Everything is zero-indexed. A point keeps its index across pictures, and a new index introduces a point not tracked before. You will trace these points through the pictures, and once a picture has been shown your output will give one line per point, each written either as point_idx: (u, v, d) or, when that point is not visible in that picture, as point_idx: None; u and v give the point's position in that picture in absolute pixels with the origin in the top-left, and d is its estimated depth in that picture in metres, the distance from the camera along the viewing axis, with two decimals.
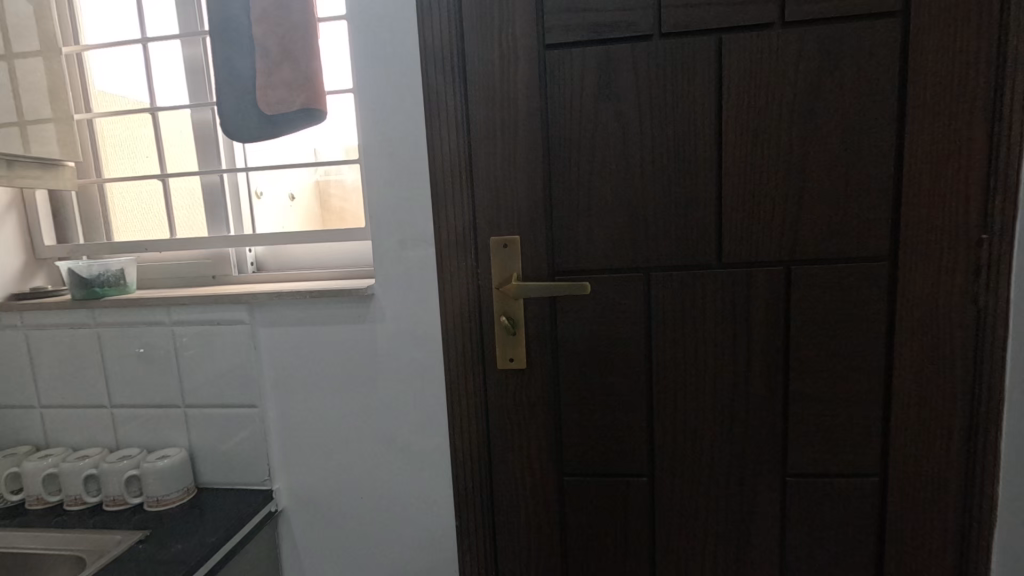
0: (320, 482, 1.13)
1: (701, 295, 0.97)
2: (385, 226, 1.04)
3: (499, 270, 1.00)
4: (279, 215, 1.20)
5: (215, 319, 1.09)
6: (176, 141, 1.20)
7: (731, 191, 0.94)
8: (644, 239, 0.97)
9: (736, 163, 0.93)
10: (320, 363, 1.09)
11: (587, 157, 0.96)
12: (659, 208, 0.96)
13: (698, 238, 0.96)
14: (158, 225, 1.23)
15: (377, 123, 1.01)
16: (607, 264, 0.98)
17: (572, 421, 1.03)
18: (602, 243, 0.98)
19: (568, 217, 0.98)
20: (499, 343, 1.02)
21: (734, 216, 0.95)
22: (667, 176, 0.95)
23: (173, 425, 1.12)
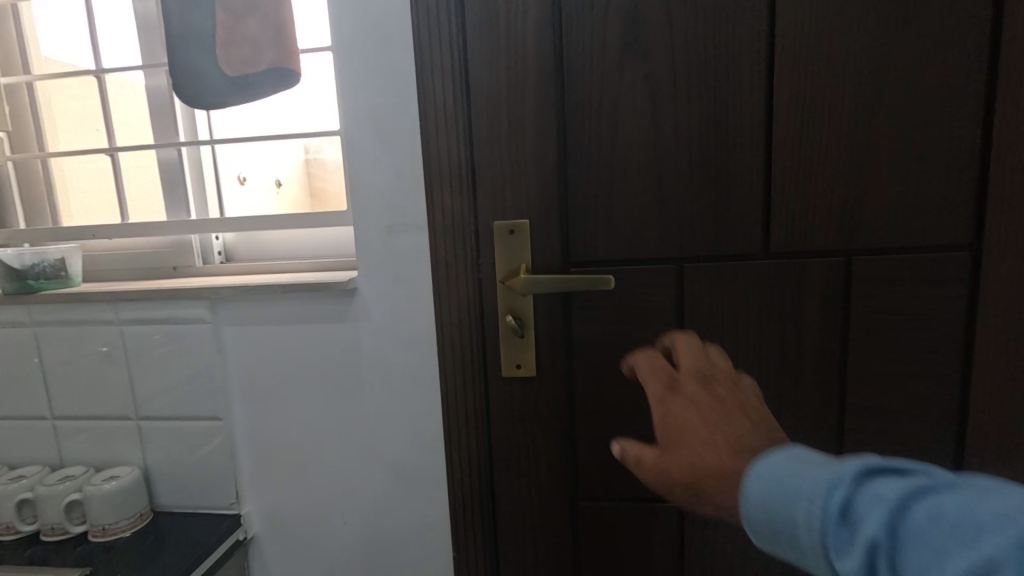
0: (297, 506, 0.98)
1: (743, 292, 0.82)
2: (370, 209, 0.88)
3: (503, 261, 0.84)
4: (263, 202, 1.06)
5: (171, 317, 0.93)
6: (128, 109, 1.03)
7: (781, 168, 0.79)
8: (678, 226, 0.81)
9: (788, 133, 0.78)
10: (295, 369, 0.94)
11: (610, 126, 0.80)
12: (696, 188, 0.80)
13: (743, 224, 0.81)
14: (108, 207, 1.07)
15: (361, 89, 0.86)
16: (633, 254, 0.83)
17: (590, 439, 0.88)
18: (626, 229, 0.82)
19: (586, 199, 0.82)
20: (504, 346, 0.86)
21: (783, 197, 0.80)
22: (705, 150, 0.79)
23: (124, 440, 0.97)
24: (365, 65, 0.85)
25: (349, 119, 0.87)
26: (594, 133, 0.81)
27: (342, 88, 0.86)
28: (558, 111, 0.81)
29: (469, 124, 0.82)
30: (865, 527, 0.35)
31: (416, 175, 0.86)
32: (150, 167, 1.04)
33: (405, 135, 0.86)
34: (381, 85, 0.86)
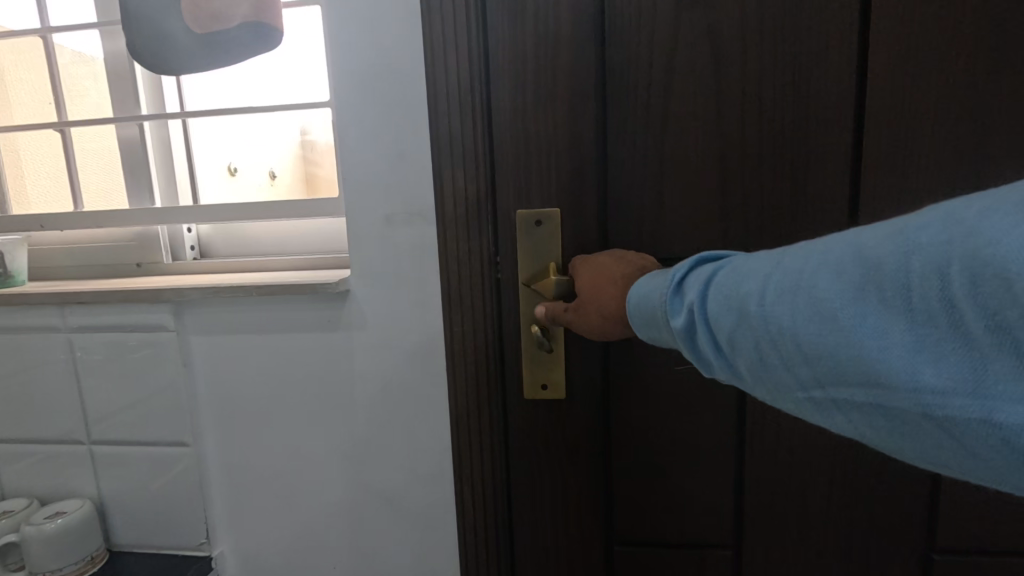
0: (278, 547, 0.83)
1: None
2: (364, 195, 0.73)
3: (528, 260, 0.69)
4: (248, 195, 0.88)
5: (129, 324, 0.79)
6: (82, 77, 0.87)
7: (876, 146, 0.63)
8: (744, 216, 0.66)
9: (886, 102, 0.63)
10: (275, 387, 0.78)
11: (662, 92, 0.65)
12: (766, 170, 0.65)
13: (824, 214, 0.66)
14: (56, 190, 0.90)
15: (355, 48, 0.71)
16: (687, 251, 0.68)
17: (629, 474, 0.73)
18: (679, 220, 0.67)
19: (630, 184, 0.67)
20: (527, 363, 0.71)
21: (878, 182, 0.64)
22: (781, 122, 0.64)
23: (74, 469, 0.82)
24: (359, 20, 0.70)
25: (342, 85, 0.72)
26: (642, 101, 0.65)
27: (333, 47, 0.71)
28: (599, 72, 0.65)
29: (487, 88, 0.67)
30: (715, 318, 0.37)
31: (421, 153, 0.71)
32: (109, 146, 0.88)
33: (409, 105, 0.71)
34: (379, 43, 0.70)
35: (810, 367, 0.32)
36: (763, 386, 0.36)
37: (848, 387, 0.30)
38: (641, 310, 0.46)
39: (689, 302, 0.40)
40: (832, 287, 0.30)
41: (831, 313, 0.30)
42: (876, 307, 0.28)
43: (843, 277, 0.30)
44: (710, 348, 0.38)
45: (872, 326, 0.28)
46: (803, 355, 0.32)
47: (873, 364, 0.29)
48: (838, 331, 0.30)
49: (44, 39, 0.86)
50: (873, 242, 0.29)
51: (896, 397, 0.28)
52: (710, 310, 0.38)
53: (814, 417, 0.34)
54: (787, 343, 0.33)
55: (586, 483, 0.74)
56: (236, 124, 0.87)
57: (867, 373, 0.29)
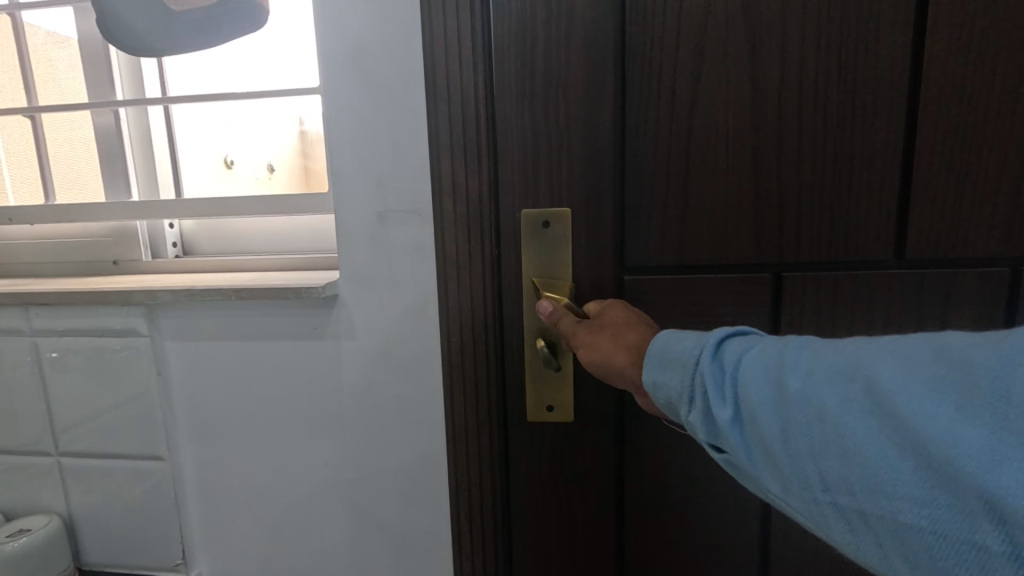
0: (260, 568, 0.77)
1: (865, 311, 0.60)
2: (355, 191, 0.66)
3: (535, 266, 0.63)
4: (241, 187, 0.83)
5: (99, 327, 0.72)
6: (54, 58, 0.81)
7: (929, 144, 0.57)
8: (779, 221, 0.60)
9: (942, 96, 0.56)
10: (256, 398, 0.72)
11: (689, 80, 0.58)
12: (805, 169, 0.58)
13: (867, 219, 0.59)
14: (26, 182, 0.84)
15: (346, 28, 0.64)
16: (713, 259, 0.61)
17: (643, 503, 0.67)
18: (705, 223, 0.60)
19: (652, 182, 0.60)
20: (531, 382, 0.64)
21: (929, 184, 0.58)
22: (822, 115, 0.57)
23: (41, 483, 0.76)
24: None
25: (331, 68, 0.65)
26: (666, 89, 0.58)
27: (321, 25, 0.64)
28: (618, 56, 0.58)
29: (492, 73, 0.60)
30: (750, 389, 0.34)
31: (418, 145, 0.64)
32: (83, 133, 0.81)
33: (404, 91, 0.64)
34: (372, 22, 0.63)
35: (848, 454, 0.29)
36: (780, 474, 0.32)
37: (889, 488, 0.27)
38: (650, 357, 0.42)
39: (712, 362, 0.37)
40: (898, 376, 0.28)
41: (896, 404, 0.27)
42: (954, 408, 0.26)
43: (921, 373, 0.28)
44: (724, 418, 0.35)
45: (945, 423, 0.26)
46: (843, 445, 0.29)
47: (941, 471, 0.26)
48: (903, 425, 0.27)
49: (11, 15, 0.79)
50: (957, 347, 0.28)
51: (957, 516, 0.25)
52: (737, 374, 0.35)
53: (830, 521, 0.30)
54: (832, 430, 0.29)
55: (595, 512, 0.67)
56: (225, 113, 0.80)
57: (918, 474, 0.26)
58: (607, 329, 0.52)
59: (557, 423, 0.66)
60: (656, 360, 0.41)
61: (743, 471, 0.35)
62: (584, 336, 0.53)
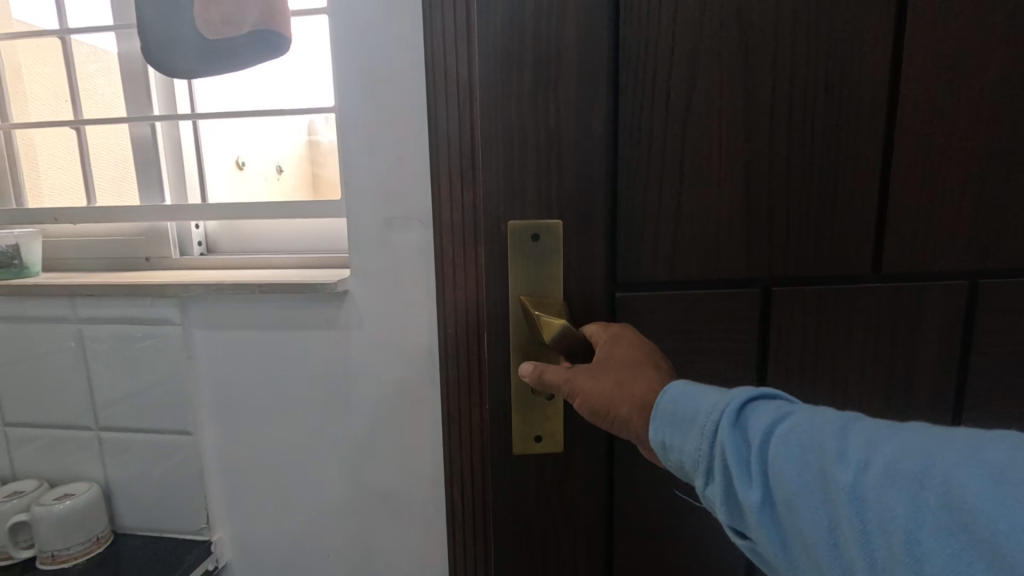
0: (274, 533, 0.87)
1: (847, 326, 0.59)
2: (365, 199, 0.76)
3: (522, 279, 0.55)
4: (259, 188, 0.94)
5: (136, 317, 0.82)
6: (98, 77, 0.90)
7: (908, 163, 0.56)
8: (766, 234, 0.57)
9: (922, 116, 0.55)
10: (274, 380, 0.82)
11: (682, 81, 0.54)
12: (793, 181, 0.56)
13: (852, 236, 0.58)
14: (71, 188, 0.95)
15: (358, 58, 0.73)
16: (701, 270, 0.58)
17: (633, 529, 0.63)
18: (692, 231, 0.57)
19: (639, 189, 0.56)
20: (520, 416, 0.57)
21: (907, 202, 0.57)
22: (807, 126, 0.55)
23: (83, 454, 0.86)
24: (363, 30, 0.73)
25: (347, 92, 0.74)
26: (659, 90, 0.54)
27: (338, 54, 0.74)
28: (613, 52, 0.53)
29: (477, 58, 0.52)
30: (787, 476, 0.33)
31: (422, 161, 0.74)
32: (122, 144, 0.91)
33: (412, 113, 0.73)
34: (383, 53, 0.73)
35: (907, 566, 0.28)
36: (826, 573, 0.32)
37: None
38: (661, 417, 0.41)
39: (734, 433, 0.36)
40: (978, 490, 0.27)
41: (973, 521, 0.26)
42: None
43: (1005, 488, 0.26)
44: (752, 500, 0.34)
45: None
46: (911, 559, 0.28)
47: None
48: (982, 545, 0.26)
49: (62, 39, 0.89)
50: None
51: None
52: (767, 456, 0.35)
53: None
54: (897, 542, 0.28)
55: (586, 553, 0.60)
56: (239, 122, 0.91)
57: None
58: (622, 380, 0.47)
59: (545, 454, 0.58)
60: (671, 423, 0.40)
61: (773, 558, 0.35)
62: (598, 388, 0.48)
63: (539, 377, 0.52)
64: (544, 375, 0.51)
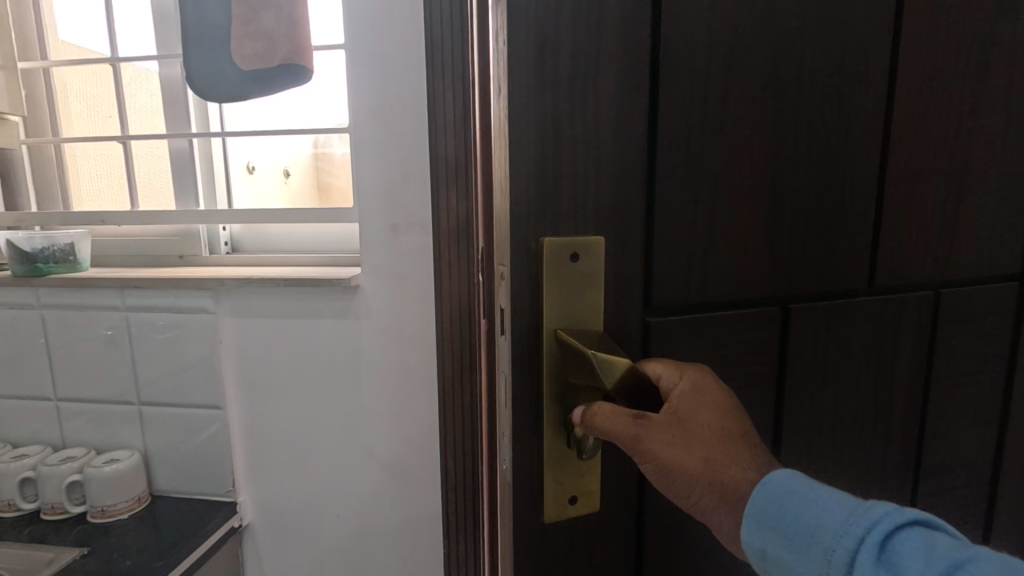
0: (291, 497, 0.99)
1: (848, 343, 0.56)
2: (374, 208, 0.89)
3: (559, 304, 0.45)
4: (269, 192, 1.07)
5: (177, 306, 0.95)
6: (143, 100, 1.05)
7: (901, 174, 0.54)
8: (788, 247, 0.51)
9: (918, 127, 0.54)
10: (294, 362, 0.95)
11: (718, 75, 0.45)
12: (815, 191, 0.51)
13: (854, 249, 0.54)
14: (117, 195, 1.09)
15: (371, 90, 0.87)
16: (720, 290, 0.50)
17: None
18: (714, 246, 0.48)
19: (663, 195, 0.45)
20: (552, 476, 0.46)
21: (898, 214, 0.55)
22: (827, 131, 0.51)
23: (127, 425, 0.99)
24: (376, 65, 0.86)
25: (361, 117, 0.87)
26: (698, 83, 0.45)
27: (352, 83, 0.87)
28: (650, 33, 0.43)
29: (504, 32, 0.41)
30: None
31: (424, 176, 0.87)
32: (162, 157, 1.05)
33: (416, 134, 0.87)
34: (390, 84, 0.86)
35: None
36: None
37: None
38: (773, 526, 0.38)
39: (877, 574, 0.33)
40: None
41: None
42: None
43: None
44: None
45: None
46: None
47: None
48: None
49: (113, 66, 1.03)
50: None
51: None
52: None
53: None
54: None
55: None
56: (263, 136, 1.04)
57: None
58: (713, 458, 0.40)
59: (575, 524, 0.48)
60: (785, 537, 0.37)
61: None
62: (684, 466, 0.40)
63: (601, 431, 0.42)
64: (608, 430, 0.42)
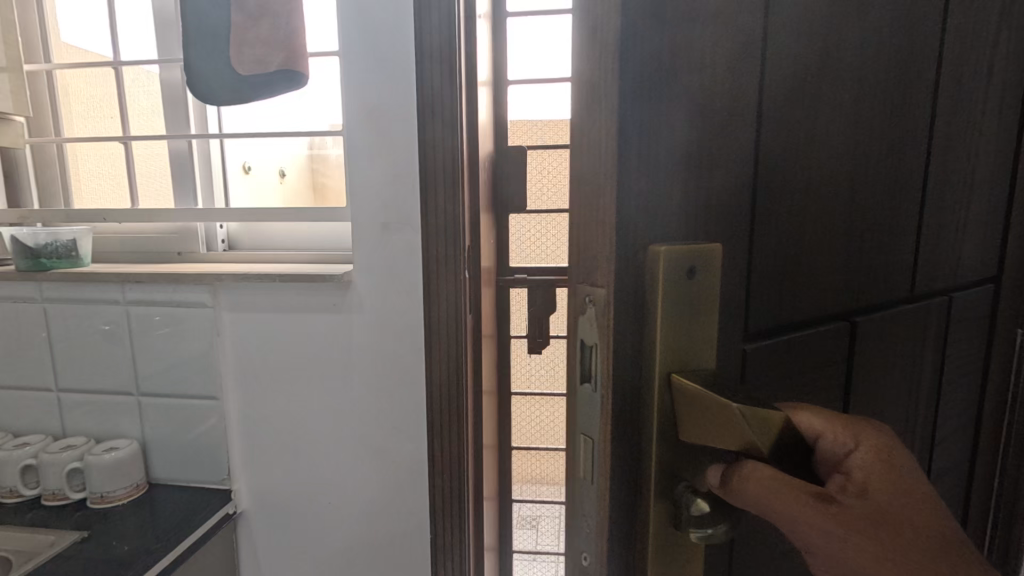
0: (284, 484, 1.03)
1: (892, 352, 0.58)
2: (367, 207, 0.93)
3: (670, 330, 0.37)
4: (267, 193, 1.13)
5: (176, 300, 0.99)
6: (145, 102, 1.09)
7: (936, 193, 0.58)
8: (851, 263, 0.53)
9: (946, 147, 0.58)
10: (289, 354, 0.99)
11: (810, 94, 0.46)
12: (875, 209, 0.53)
13: (899, 263, 0.57)
14: (118, 193, 1.13)
15: (363, 95, 0.91)
16: (795, 308, 0.50)
17: None
18: (791, 265, 0.49)
19: (761, 218, 0.45)
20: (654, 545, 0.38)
21: (932, 229, 0.59)
22: (880, 145, 0.53)
23: (127, 414, 1.03)
24: (369, 70, 0.90)
25: (353, 120, 0.91)
26: (790, 101, 0.45)
27: (347, 88, 0.91)
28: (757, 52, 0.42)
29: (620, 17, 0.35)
30: None
31: (415, 175, 0.91)
32: (161, 156, 1.09)
33: (407, 135, 0.90)
34: (383, 89, 0.90)
35: None
36: None
37: None
38: None
39: None
40: None
41: None
42: None
43: None
44: None
45: None
46: None
47: None
48: None
49: (115, 69, 1.07)
50: None
51: None
52: None
53: None
54: None
55: None
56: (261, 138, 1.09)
57: None
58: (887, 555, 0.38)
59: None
60: None
61: None
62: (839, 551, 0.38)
63: (744, 497, 0.37)
64: (806, 519, 0.36)
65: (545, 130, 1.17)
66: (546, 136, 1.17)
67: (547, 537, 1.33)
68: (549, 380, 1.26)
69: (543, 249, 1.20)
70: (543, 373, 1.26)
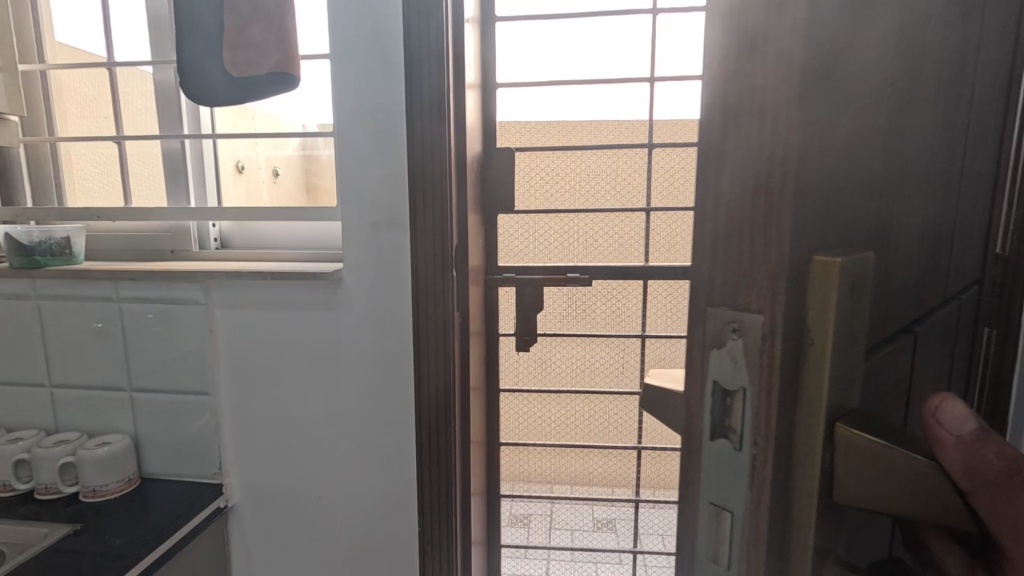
0: (275, 478, 1.05)
1: (937, 356, 0.50)
2: (357, 207, 0.95)
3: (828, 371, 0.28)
4: (261, 192, 1.14)
5: (168, 297, 1.01)
6: (139, 102, 1.11)
7: (970, 178, 0.52)
8: (925, 251, 0.43)
9: (978, 127, 0.53)
10: (280, 350, 1.01)
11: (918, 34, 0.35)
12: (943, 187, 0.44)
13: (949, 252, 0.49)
14: (111, 192, 1.14)
15: (354, 97, 0.93)
16: (893, 308, 0.37)
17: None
18: (893, 253, 0.36)
19: (874, 187, 0.33)
20: None
21: (966, 216, 0.53)
22: (961, 131, 0.46)
23: (120, 410, 1.05)
24: (359, 73, 0.92)
25: (345, 122, 0.94)
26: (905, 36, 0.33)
27: (338, 90, 0.93)
28: None
29: None
30: None
31: (402, 176, 0.93)
32: (155, 156, 1.11)
33: (394, 137, 0.93)
34: (372, 92, 0.93)
35: None
36: None
37: None
38: None
39: None
40: None
41: None
42: None
43: None
44: None
45: None
46: None
47: None
48: None
49: (110, 70, 1.09)
50: None
51: None
52: None
53: None
54: None
55: None
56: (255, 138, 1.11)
57: None
58: None
59: None
60: None
61: None
62: None
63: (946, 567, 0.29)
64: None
65: (532, 132, 1.19)
66: (532, 138, 1.19)
67: (537, 532, 1.37)
68: (537, 377, 1.28)
69: (531, 248, 1.22)
70: (531, 371, 1.28)
